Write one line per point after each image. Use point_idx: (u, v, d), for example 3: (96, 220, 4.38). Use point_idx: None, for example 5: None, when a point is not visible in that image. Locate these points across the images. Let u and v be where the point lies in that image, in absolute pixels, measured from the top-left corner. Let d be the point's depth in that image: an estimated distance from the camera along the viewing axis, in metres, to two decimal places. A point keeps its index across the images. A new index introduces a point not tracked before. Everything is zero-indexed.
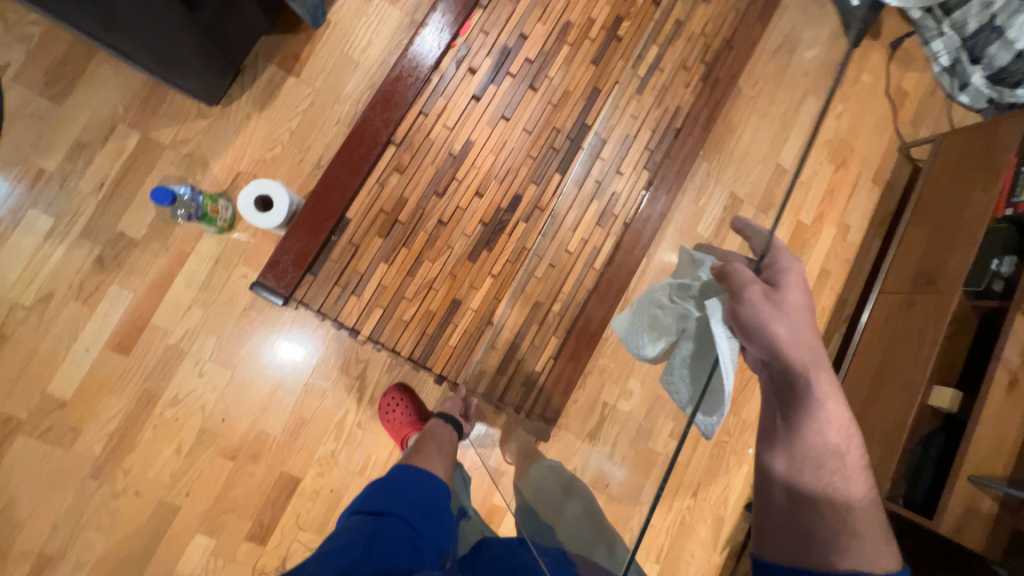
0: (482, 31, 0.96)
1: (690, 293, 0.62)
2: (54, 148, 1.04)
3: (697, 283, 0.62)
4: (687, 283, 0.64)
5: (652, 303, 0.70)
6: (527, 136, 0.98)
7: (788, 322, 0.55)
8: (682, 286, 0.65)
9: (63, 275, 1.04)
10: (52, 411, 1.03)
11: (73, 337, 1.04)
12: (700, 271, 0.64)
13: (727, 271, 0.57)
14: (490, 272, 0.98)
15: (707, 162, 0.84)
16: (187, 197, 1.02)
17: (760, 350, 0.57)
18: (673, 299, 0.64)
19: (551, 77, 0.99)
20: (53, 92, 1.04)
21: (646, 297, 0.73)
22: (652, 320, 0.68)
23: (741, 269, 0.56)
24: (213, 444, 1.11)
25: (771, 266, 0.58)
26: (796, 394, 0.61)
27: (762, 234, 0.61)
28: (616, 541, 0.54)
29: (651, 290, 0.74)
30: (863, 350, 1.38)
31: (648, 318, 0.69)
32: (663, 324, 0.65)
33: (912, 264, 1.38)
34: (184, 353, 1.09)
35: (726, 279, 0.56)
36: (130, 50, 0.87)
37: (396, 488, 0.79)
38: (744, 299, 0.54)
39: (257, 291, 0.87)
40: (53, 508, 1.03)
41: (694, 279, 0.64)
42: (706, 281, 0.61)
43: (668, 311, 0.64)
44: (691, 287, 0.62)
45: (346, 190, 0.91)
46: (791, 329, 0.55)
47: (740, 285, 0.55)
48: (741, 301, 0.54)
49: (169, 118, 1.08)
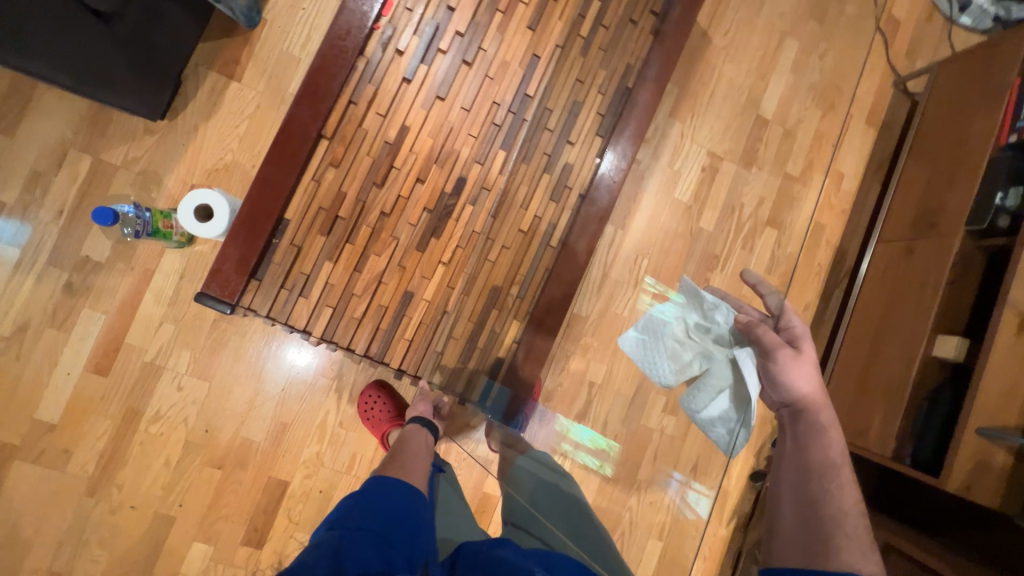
0: (406, 8, 0.90)
1: (712, 336, 0.75)
2: (11, 178, 1.05)
3: (719, 328, 0.76)
4: (704, 323, 0.77)
5: (668, 332, 0.79)
6: (465, 115, 0.93)
7: (798, 364, 0.73)
8: (699, 326, 0.77)
9: (35, 303, 1.06)
10: (43, 435, 1.06)
11: (53, 363, 1.07)
12: (716, 316, 0.77)
13: (754, 329, 0.74)
14: (441, 260, 0.94)
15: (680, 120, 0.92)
16: (133, 215, 1.02)
17: (780, 388, 0.74)
18: (694, 337, 0.76)
19: (486, 50, 0.93)
20: (1, 124, 1.04)
21: (656, 320, 0.81)
22: (669, 348, 0.77)
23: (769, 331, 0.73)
24: (200, 454, 1.13)
25: (786, 328, 0.76)
26: (805, 421, 0.74)
27: (777, 295, 0.78)
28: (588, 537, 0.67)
29: (659, 315, 0.81)
30: (862, 305, 1.31)
31: (664, 345, 0.78)
32: (681, 355, 0.76)
33: (909, 208, 1.28)
34: (161, 368, 1.11)
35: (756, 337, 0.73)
36: (51, 74, 0.85)
37: (373, 500, 0.78)
38: (774, 352, 0.72)
39: (201, 303, 0.83)
40: (54, 527, 1.07)
41: (711, 322, 0.77)
42: (727, 329, 0.76)
43: (688, 346, 0.76)
44: (712, 332, 0.76)
45: (279, 190, 0.85)
46: (804, 374, 0.73)
47: (769, 343, 0.73)
48: (771, 355, 0.73)
49: (118, 138, 1.08)
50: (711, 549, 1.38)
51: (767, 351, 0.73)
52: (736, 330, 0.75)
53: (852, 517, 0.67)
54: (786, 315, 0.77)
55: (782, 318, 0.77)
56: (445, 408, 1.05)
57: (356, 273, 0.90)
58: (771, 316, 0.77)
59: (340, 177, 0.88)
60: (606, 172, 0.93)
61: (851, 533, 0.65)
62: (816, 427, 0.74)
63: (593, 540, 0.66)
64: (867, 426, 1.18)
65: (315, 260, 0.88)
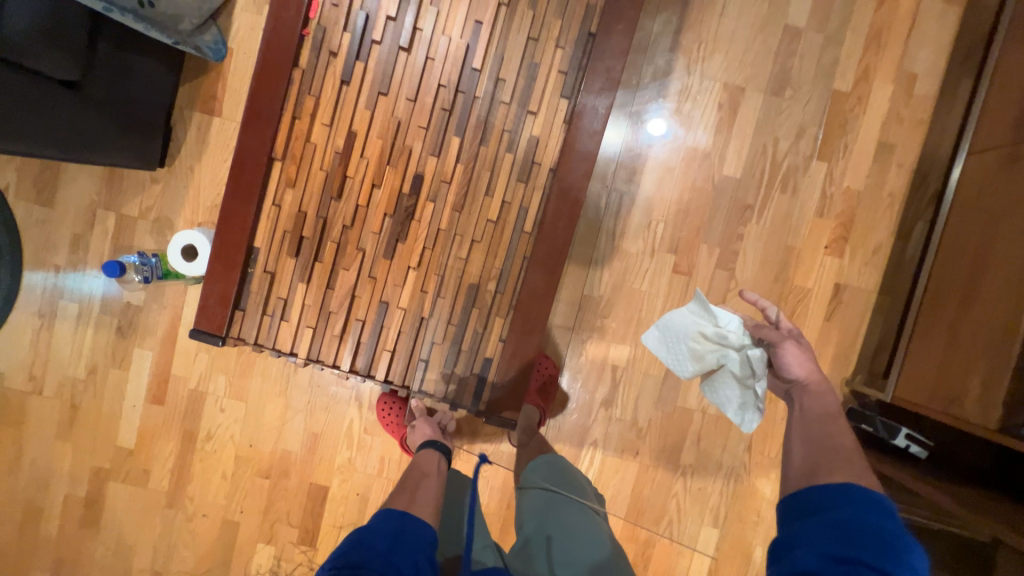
0: (332, 4, 0.84)
1: (728, 340, 0.75)
2: (59, 243, 1.19)
3: (733, 333, 0.75)
4: (718, 328, 0.76)
5: (684, 336, 0.76)
6: (411, 106, 0.86)
7: (795, 346, 0.73)
8: (716, 332, 0.75)
9: (99, 348, 1.22)
10: (125, 459, 1.24)
11: (122, 397, 1.23)
12: (727, 322, 0.76)
13: (759, 329, 0.74)
14: (410, 265, 0.88)
15: (693, 68, 1.17)
16: (140, 262, 1.13)
17: (787, 366, 0.71)
18: (711, 339, 0.76)
19: (423, 29, 0.85)
20: (43, 196, 1.18)
21: (671, 324, 0.78)
22: (687, 350, 0.76)
23: (771, 327, 0.74)
24: (250, 467, 1.24)
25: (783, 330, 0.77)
26: (809, 393, 0.69)
27: (775, 307, 0.75)
28: (579, 484, 0.88)
29: (673, 319, 0.77)
30: (950, 240, 1.04)
31: (681, 347, 0.77)
32: (699, 354, 0.75)
33: (1010, 105, 0.98)
34: (204, 393, 1.23)
35: (763, 336, 0.74)
36: (67, 155, 0.95)
37: (394, 534, 0.63)
38: (781, 344, 0.72)
39: (195, 340, 0.87)
40: (149, 534, 1.25)
41: (723, 326, 0.75)
42: (738, 333, 0.75)
43: (705, 347, 0.76)
44: (728, 336, 0.75)
45: (243, 221, 0.86)
46: (805, 357, 0.72)
47: (775, 338, 0.73)
48: (779, 348, 0.72)
49: (131, 191, 1.18)
50: None
51: (772, 344, 0.73)
52: (746, 334, 0.76)
53: (856, 453, 0.60)
54: (782, 319, 0.77)
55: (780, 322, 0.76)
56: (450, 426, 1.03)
57: (329, 290, 0.89)
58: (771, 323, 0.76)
59: (298, 196, 0.87)
60: (574, 149, 0.85)
61: (851, 460, 0.58)
62: (818, 393, 0.69)
63: (578, 484, 0.88)
64: (964, 389, 0.93)
65: (290, 283, 0.89)
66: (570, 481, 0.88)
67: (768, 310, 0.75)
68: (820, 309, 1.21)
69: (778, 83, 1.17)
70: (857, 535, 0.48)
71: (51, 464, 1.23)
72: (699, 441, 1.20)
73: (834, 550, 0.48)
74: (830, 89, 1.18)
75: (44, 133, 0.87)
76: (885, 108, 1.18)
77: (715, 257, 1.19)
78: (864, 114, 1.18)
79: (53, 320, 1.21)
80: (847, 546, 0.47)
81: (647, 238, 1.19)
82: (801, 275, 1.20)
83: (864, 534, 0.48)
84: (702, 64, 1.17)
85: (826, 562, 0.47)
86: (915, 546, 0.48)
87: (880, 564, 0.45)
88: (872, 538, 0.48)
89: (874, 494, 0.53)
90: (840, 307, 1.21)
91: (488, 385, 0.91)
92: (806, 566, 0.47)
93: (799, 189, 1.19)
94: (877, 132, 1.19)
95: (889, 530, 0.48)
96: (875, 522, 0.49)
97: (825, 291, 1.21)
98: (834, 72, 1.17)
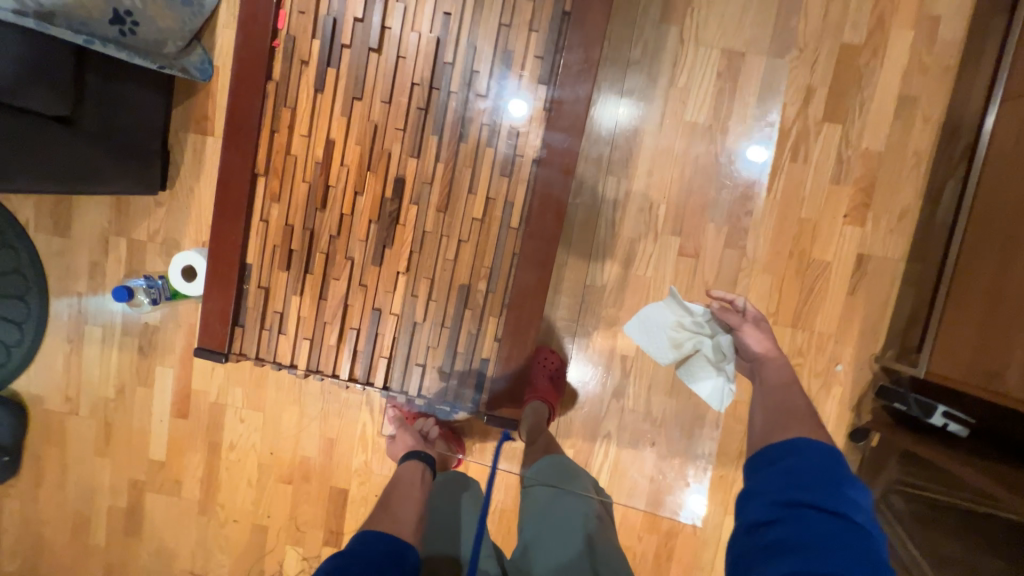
0: (299, 11, 0.83)
1: (702, 328, 0.80)
2: (79, 271, 1.25)
3: (707, 321, 0.80)
4: (693, 317, 0.80)
5: (664, 327, 0.80)
6: (387, 108, 0.84)
7: (755, 329, 0.80)
8: (692, 321, 0.80)
9: (124, 367, 1.28)
10: (158, 470, 1.30)
11: (150, 413, 1.29)
12: (700, 311, 0.80)
13: (724, 315, 0.81)
14: (399, 270, 0.87)
15: (688, 37, 1.10)
16: (146, 284, 1.19)
17: (745, 345, 0.79)
18: (689, 327, 0.80)
19: (391, 27, 0.83)
20: (60, 228, 1.24)
21: (650, 317, 0.81)
22: (667, 339, 0.80)
23: (733, 313, 0.81)
24: (273, 473, 1.28)
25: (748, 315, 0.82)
26: (767, 367, 0.77)
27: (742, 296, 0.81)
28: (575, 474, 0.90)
29: (652, 312, 0.81)
30: (984, 198, 0.95)
31: (661, 338, 0.81)
32: (678, 343, 0.80)
33: None
34: (224, 405, 1.27)
35: (727, 321, 0.80)
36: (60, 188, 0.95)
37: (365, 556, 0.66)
38: (741, 327, 0.80)
39: (200, 358, 0.90)
40: (186, 540, 1.32)
41: (697, 316, 0.80)
42: (710, 321, 0.81)
43: (684, 336, 0.80)
44: (702, 325, 0.80)
45: (233, 239, 0.87)
46: (765, 339, 0.79)
47: (735, 322, 0.80)
48: (739, 331, 0.80)
49: (138, 216, 1.22)
50: None
51: (733, 327, 0.80)
52: (715, 321, 0.81)
53: (812, 418, 0.65)
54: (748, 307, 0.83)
55: (746, 309, 0.81)
56: (433, 434, 1.02)
57: (323, 301, 0.89)
58: (738, 310, 0.81)
59: (284, 211, 0.87)
60: (555, 137, 0.82)
61: (804, 421, 0.65)
62: (774, 366, 0.76)
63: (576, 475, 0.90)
64: (1005, 365, 0.84)
65: (284, 296, 0.90)
66: (569, 471, 0.91)
67: (736, 300, 0.81)
68: (842, 283, 1.13)
69: (782, 43, 1.08)
70: (799, 479, 0.54)
71: (93, 478, 1.31)
72: (718, 428, 1.16)
73: (781, 497, 0.53)
74: (842, 44, 1.08)
75: (30, 167, 0.87)
76: (905, 58, 1.08)
77: (723, 236, 1.13)
78: (881, 67, 1.08)
79: (81, 344, 1.28)
80: (791, 491, 0.53)
81: (649, 221, 1.13)
82: (820, 247, 1.12)
83: (807, 476, 0.54)
84: (697, 31, 1.10)
85: (775, 509, 0.53)
86: (857, 482, 0.53)
87: (820, 503, 0.51)
88: (814, 477, 0.53)
89: (821, 444, 0.57)
90: (864, 279, 1.13)
91: (487, 382, 0.90)
92: (760, 517, 0.53)
93: (811, 156, 1.11)
94: (897, 85, 1.09)
95: (828, 469, 0.54)
96: (816, 465, 0.55)
97: (847, 263, 1.13)
98: (844, 25, 1.08)
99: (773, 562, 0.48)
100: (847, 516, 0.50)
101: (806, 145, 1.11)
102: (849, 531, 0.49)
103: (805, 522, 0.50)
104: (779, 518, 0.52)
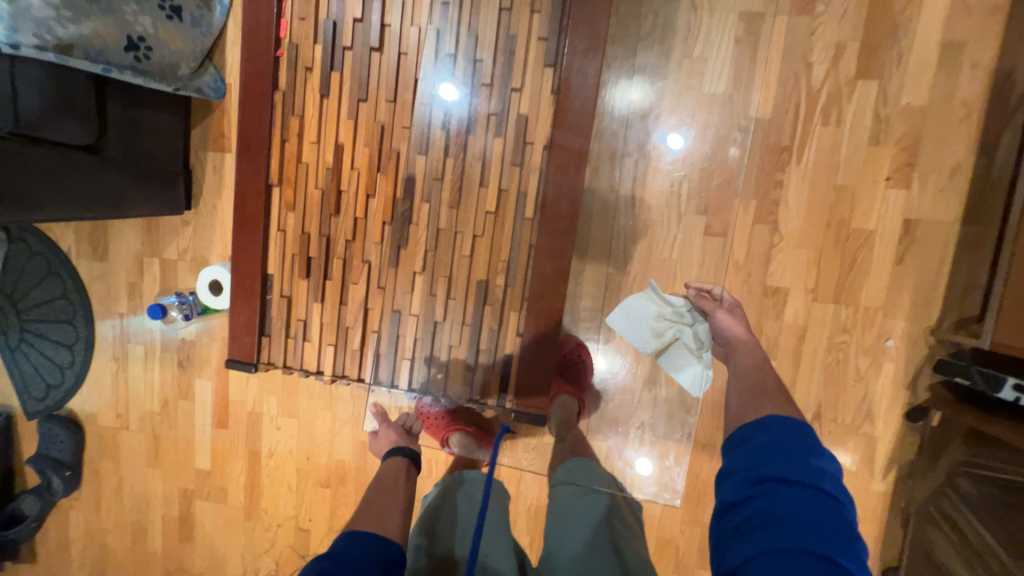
0: (300, 18, 0.83)
1: (681, 318, 0.95)
2: (119, 294, 1.31)
3: (686, 312, 0.95)
4: (672, 308, 0.95)
5: (646, 317, 0.96)
6: (393, 107, 0.84)
7: (727, 314, 0.90)
8: (671, 312, 0.95)
9: (167, 382, 1.33)
10: (205, 479, 1.36)
11: (193, 425, 1.34)
12: (679, 303, 0.96)
13: (700, 302, 0.93)
14: (415, 270, 0.87)
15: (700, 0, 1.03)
16: (178, 301, 1.24)
17: (717, 329, 0.90)
18: (668, 317, 0.95)
19: (391, 24, 0.82)
20: (98, 252, 1.30)
21: (634, 308, 0.97)
22: (649, 328, 0.96)
23: (708, 300, 0.93)
24: (311, 478, 1.31)
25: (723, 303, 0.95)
26: (738, 349, 0.85)
27: (719, 286, 0.95)
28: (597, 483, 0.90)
29: (636, 304, 0.98)
30: None
31: (643, 327, 0.96)
32: (658, 331, 0.95)
33: None
34: (261, 414, 1.31)
35: (701, 308, 0.93)
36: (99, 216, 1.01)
37: (350, 556, 0.61)
38: (714, 313, 0.91)
39: (232, 369, 0.93)
40: (236, 545, 1.37)
41: (677, 307, 0.95)
42: (688, 311, 0.95)
43: (664, 325, 0.95)
44: (680, 315, 0.95)
45: (254, 251, 0.89)
46: (735, 323, 0.89)
47: (709, 308, 0.91)
48: (712, 316, 0.91)
49: (167, 236, 1.26)
50: (864, 510, 1.10)
51: (706, 312, 0.91)
52: (693, 310, 0.94)
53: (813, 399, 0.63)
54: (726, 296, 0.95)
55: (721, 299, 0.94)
56: (416, 428, 0.94)
57: (343, 306, 0.90)
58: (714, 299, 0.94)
59: (299, 219, 0.88)
60: (563, 122, 0.80)
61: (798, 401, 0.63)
62: (743, 348, 0.85)
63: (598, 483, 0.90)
64: None
65: (306, 303, 0.91)
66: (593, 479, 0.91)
67: (713, 289, 0.95)
68: (888, 252, 1.04)
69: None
70: (768, 455, 0.58)
71: (146, 489, 1.38)
72: None
73: (753, 474, 0.57)
74: None
75: (61, 198, 0.92)
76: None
77: (752, 212, 1.07)
78: (919, 13, 0.99)
79: (127, 362, 1.34)
80: (761, 467, 0.57)
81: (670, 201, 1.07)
82: (860, 216, 1.04)
83: (775, 452, 0.58)
84: None
85: (748, 486, 0.56)
86: (824, 452, 0.57)
87: (789, 475, 0.54)
88: (782, 453, 0.57)
89: (790, 422, 0.62)
90: (913, 247, 1.04)
91: (513, 378, 0.89)
92: (734, 495, 0.57)
93: (845, 117, 1.03)
94: (940, 30, 0.99)
95: (794, 443, 0.58)
96: (784, 441, 0.59)
97: (892, 231, 1.04)
98: None
99: (752, 538, 0.51)
100: (816, 485, 0.54)
101: (838, 107, 1.03)
102: (818, 499, 0.53)
103: (776, 496, 0.53)
104: (751, 494, 0.55)
